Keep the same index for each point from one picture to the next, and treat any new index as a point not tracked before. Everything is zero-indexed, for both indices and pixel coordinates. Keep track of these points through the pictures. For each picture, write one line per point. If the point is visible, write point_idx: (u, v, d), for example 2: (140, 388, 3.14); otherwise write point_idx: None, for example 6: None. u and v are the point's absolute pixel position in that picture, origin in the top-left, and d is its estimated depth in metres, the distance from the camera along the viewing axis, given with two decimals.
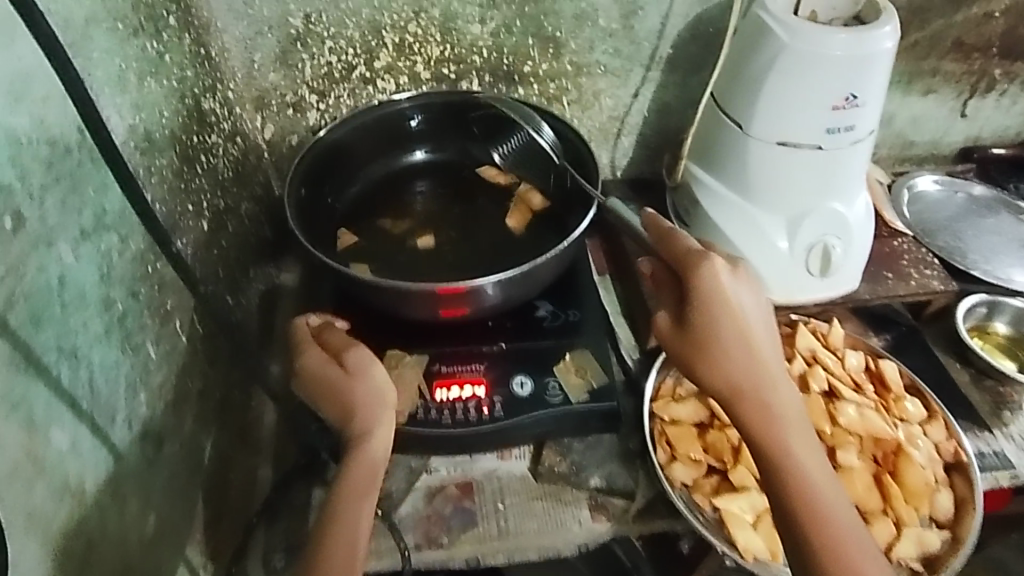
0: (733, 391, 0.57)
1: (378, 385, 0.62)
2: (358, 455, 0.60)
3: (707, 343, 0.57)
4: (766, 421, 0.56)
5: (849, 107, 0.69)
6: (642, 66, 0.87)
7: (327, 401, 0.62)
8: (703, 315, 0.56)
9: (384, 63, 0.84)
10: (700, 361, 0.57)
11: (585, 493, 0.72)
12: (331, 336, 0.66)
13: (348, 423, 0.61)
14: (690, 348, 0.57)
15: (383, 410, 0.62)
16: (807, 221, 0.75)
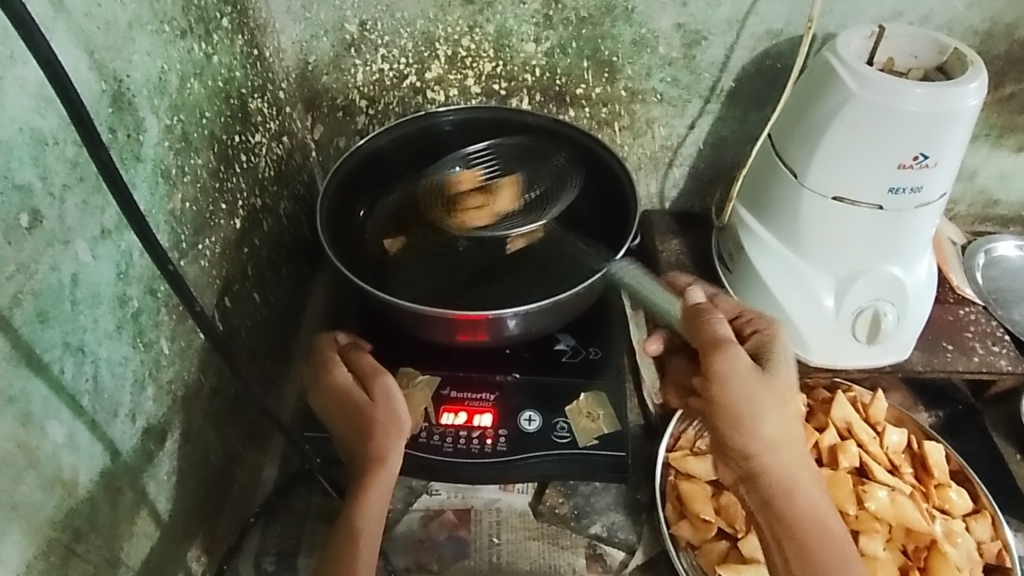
0: (779, 435, 0.60)
1: (399, 416, 0.63)
2: (369, 480, 0.60)
3: (775, 396, 0.60)
4: (790, 461, 0.60)
5: (918, 167, 0.63)
6: (700, 97, 0.83)
7: (346, 419, 0.64)
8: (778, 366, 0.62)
9: (435, 74, 0.83)
10: (766, 408, 0.60)
11: (584, 539, 0.69)
12: (361, 362, 0.67)
13: (365, 446, 0.62)
14: (765, 393, 0.60)
15: (399, 440, 0.62)
16: (858, 283, 0.70)
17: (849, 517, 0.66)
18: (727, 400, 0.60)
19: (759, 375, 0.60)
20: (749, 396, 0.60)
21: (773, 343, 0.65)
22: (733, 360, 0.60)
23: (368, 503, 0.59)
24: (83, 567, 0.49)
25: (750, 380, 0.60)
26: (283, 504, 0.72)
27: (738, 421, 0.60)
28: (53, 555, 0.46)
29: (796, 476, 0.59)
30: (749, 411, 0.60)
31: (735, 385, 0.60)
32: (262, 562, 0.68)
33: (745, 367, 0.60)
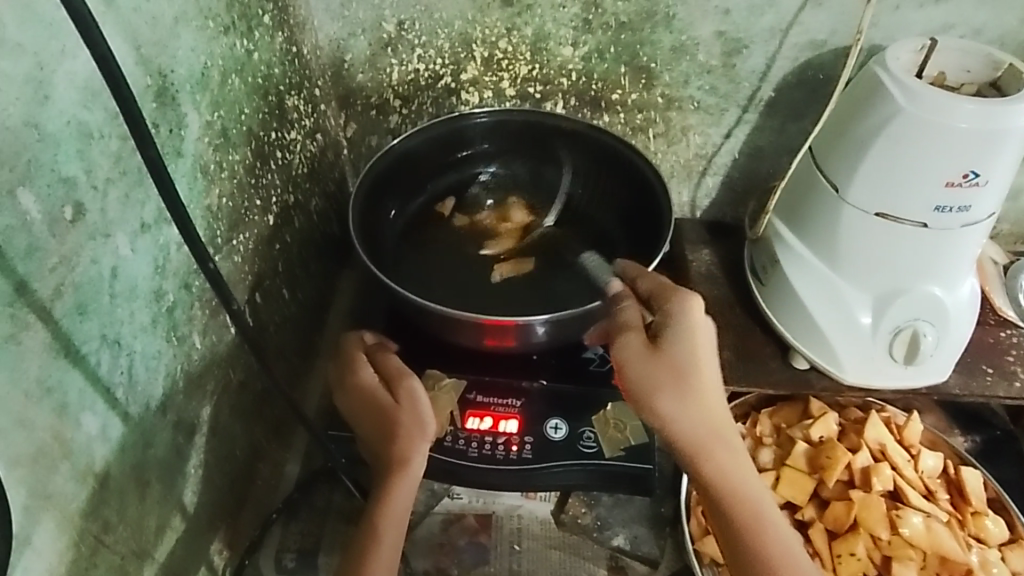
0: (683, 408, 0.54)
1: (424, 418, 0.62)
2: (393, 483, 0.60)
3: (675, 366, 0.54)
4: (701, 431, 0.54)
5: (966, 185, 0.62)
6: (738, 106, 0.82)
7: (370, 420, 0.64)
8: (674, 339, 0.54)
9: (470, 76, 0.83)
10: (665, 387, 0.53)
11: (605, 551, 0.68)
12: (387, 363, 0.67)
13: (389, 448, 0.62)
14: (657, 371, 0.53)
15: (422, 443, 0.61)
16: (897, 302, 0.68)
17: (881, 542, 0.64)
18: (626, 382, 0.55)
19: (652, 355, 0.54)
20: (646, 377, 0.54)
21: (680, 315, 0.55)
22: (628, 345, 0.55)
23: (391, 505, 0.59)
24: (111, 558, 0.50)
25: (640, 363, 0.54)
26: (304, 501, 0.72)
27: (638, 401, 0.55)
28: (81, 545, 0.46)
29: (707, 448, 0.54)
30: (644, 391, 0.54)
31: (630, 369, 0.54)
32: (283, 559, 0.68)
33: (635, 350, 0.55)
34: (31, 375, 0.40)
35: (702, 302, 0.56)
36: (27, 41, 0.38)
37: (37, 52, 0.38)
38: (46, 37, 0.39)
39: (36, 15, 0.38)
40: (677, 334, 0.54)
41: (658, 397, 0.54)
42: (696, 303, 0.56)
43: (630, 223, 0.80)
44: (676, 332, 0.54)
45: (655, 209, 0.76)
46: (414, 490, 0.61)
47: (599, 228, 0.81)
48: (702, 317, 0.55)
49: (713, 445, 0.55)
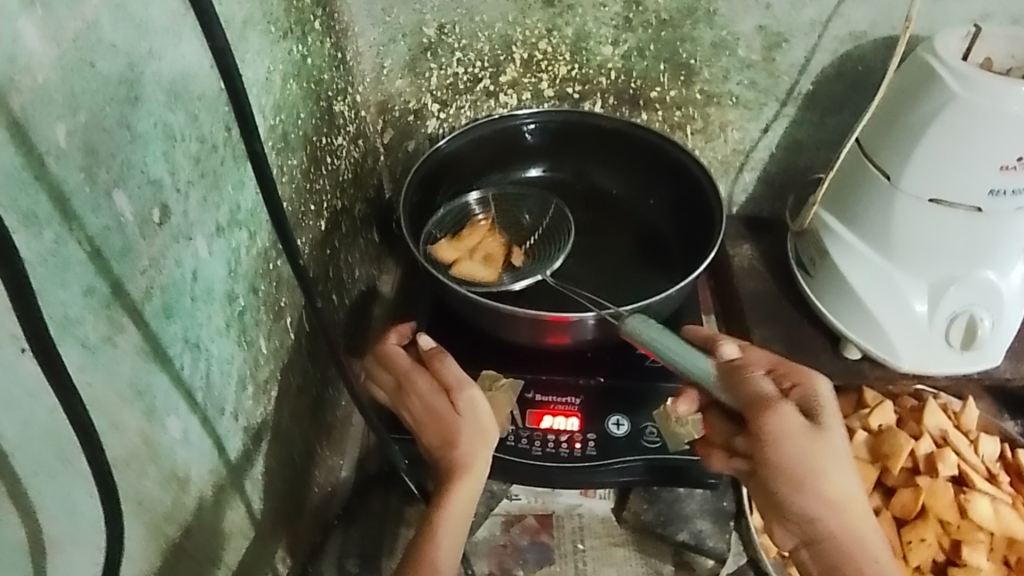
0: (835, 498, 0.54)
1: (485, 426, 0.61)
2: (458, 487, 0.59)
3: (832, 452, 0.53)
4: (845, 521, 0.54)
5: (1021, 168, 0.62)
6: (777, 100, 0.83)
7: (430, 427, 0.63)
8: (826, 423, 0.54)
9: (509, 78, 0.83)
10: (827, 467, 0.53)
11: (669, 547, 0.68)
12: (446, 369, 0.64)
13: (448, 454, 0.61)
14: (823, 452, 0.53)
15: (483, 449, 0.61)
16: (951, 289, 0.68)
17: (949, 526, 0.64)
18: (782, 458, 0.53)
19: (817, 433, 0.54)
20: (807, 460, 0.53)
21: (818, 394, 0.56)
22: (782, 417, 0.54)
23: (453, 509, 0.58)
24: (189, 563, 0.49)
25: (800, 437, 0.53)
26: (361, 506, 0.71)
27: (793, 482, 0.54)
28: (164, 550, 0.46)
29: (855, 538, 0.53)
30: (807, 475, 0.53)
31: (793, 448, 0.53)
32: (346, 564, 0.67)
33: (797, 426, 0.54)
34: (125, 376, 0.40)
35: (824, 378, 0.58)
36: (120, 41, 0.38)
37: (129, 52, 0.38)
38: (136, 38, 0.39)
39: (127, 16, 0.38)
40: (831, 415, 0.55)
41: (815, 477, 0.53)
42: (822, 381, 0.57)
43: (676, 220, 0.80)
44: (829, 410, 0.55)
45: (703, 202, 0.76)
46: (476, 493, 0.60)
47: (647, 224, 0.82)
48: (832, 398, 0.56)
49: (863, 535, 0.54)
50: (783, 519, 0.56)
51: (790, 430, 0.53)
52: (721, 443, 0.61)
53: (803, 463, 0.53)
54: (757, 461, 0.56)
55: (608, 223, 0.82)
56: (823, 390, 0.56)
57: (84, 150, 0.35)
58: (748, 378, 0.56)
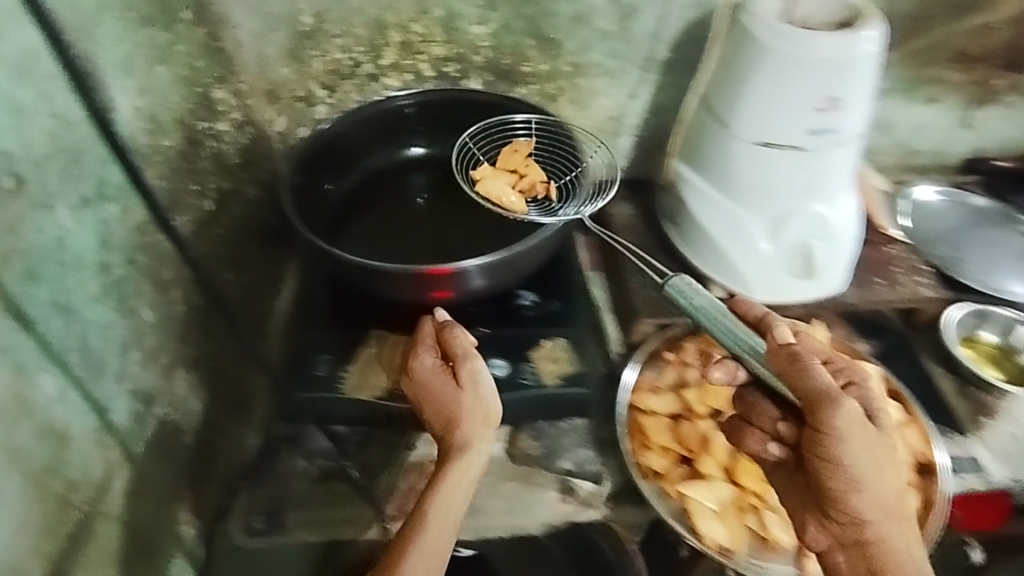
0: (887, 499, 0.61)
1: (486, 402, 0.65)
2: (455, 467, 0.62)
3: (882, 449, 0.60)
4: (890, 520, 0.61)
5: (831, 109, 0.69)
6: (638, 67, 0.90)
7: (429, 404, 0.65)
8: (883, 425, 0.62)
9: (389, 61, 0.88)
10: (875, 467, 0.60)
11: (554, 476, 0.74)
12: (452, 344, 0.67)
13: (449, 431, 0.64)
14: (881, 450, 0.60)
15: (484, 428, 0.63)
16: (789, 223, 0.76)
17: None
18: (840, 456, 0.60)
19: (870, 429, 0.59)
20: (858, 457, 0.59)
21: (868, 392, 0.63)
22: (850, 417, 0.58)
23: (449, 488, 0.61)
24: (78, 516, 0.53)
25: (858, 434, 0.59)
26: (268, 468, 0.75)
27: (851, 484, 0.60)
28: (49, 501, 0.49)
29: (903, 540, 0.61)
30: (862, 476, 0.60)
31: (855, 444, 0.59)
32: (253, 521, 0.71)
33: (856, 420, 0.58)
34: None
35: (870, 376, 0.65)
36: None
37: None
38: None
39: None
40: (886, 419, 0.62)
41: (862, 470, 0.60)
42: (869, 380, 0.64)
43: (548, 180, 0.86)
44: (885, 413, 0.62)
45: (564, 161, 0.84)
46: (473, 477, 0.63)
47: None
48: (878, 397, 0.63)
49: (899, 528, 0.61)
50: (831, 518, 0.63)
51: (852, 429, 0.58)
52: (765, 427, 0.69)
53: (862, 458, 0.59)
54: (811, 451, 0.62)
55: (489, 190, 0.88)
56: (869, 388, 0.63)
57: None
58: (806, 369, 0.60)
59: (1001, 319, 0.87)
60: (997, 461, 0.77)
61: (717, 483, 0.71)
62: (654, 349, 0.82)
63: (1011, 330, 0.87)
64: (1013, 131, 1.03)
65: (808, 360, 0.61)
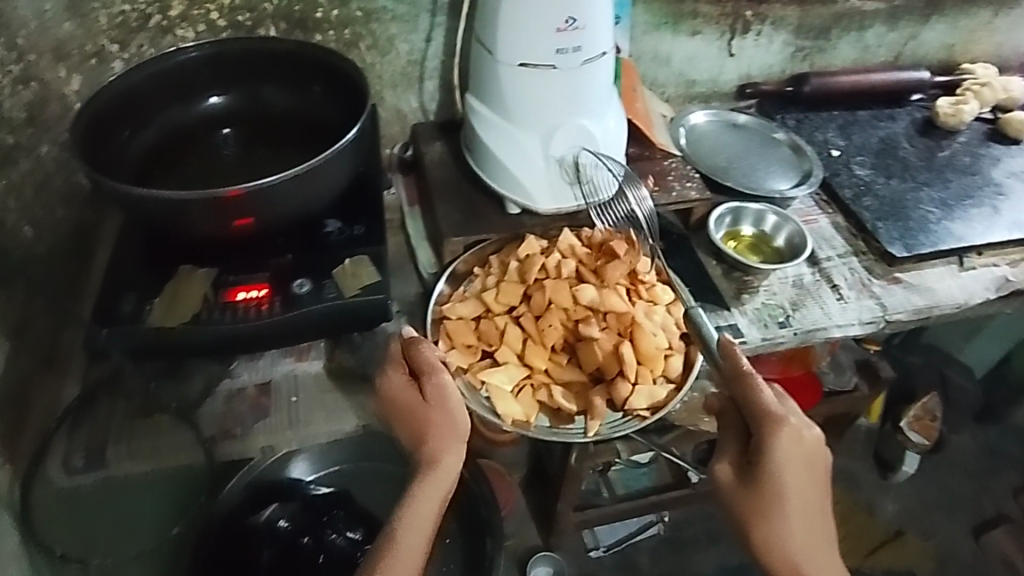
0: (786, 547, 0.67)
1: (454, 416, 0.70)
2: (426, 482, 0.68)
3: (770, 500, 0.65)
4: (818, 548, 0.68)
5: (570, 29, 0.80)
6: (427, 11, 0.98)
7: (405, 421, 0.72)
8: (769, 476, 0.65)
9: (178, 12, 0.91)
10: (763, 517, 0.66)
11: (372, 382, 0.81)
12: (416, 358, 0.73)
13: (421, 447, 0.70)
14: (750, 501, 0.66)
15: (451, 442, 0.70)
16: (557, 134, 0.86)
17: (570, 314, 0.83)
18: (732, 505, 0.68)
19: (748, 484, 0.67)
20: (736, 506, 0.68)
21: (773, 449, 0.64)
22: (733, 471, 0.68)
23: (424, 496, 0.68)
24: None
25: (732, 488, 0.68)
26: (87, 410, 0.77)
27: (748, 534, 0.68)
28: None
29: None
30: (748, 523, 0.67)
31: (731, 499, 0.68)
32: (72, 460, 0.73)
33: (730, 477, 0.68)
34: None
35: (784, 432, 0.64)
36: None
37: None
38: None
39: None
40: (773, 470, 0.65)
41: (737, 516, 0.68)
42: (780, 437, 0.64)
43: (342, 111, 0.89)
44: (772, 465, 0.65)
45: (355, 89, 0.87)
46: (446, 486, 0.69)
47: (323, 124, 0.91)
48: (783, 449, 0.64)
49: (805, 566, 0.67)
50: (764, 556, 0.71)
51: (730, 484, 0.68)
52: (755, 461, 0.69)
53: (738, 507, 0.67)
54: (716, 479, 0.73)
55: (291, 131, 0.92)
56: (771, 446, 0.64)
57: None
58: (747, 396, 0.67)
59: (754, 212, 1.02)
60: (749, 324, 0.90)
61: (512, 367, 0.81)
62: (463, 267, 0.90)
63: (763, 220, 1.02)
64: (771, 58, 1.19)
65: (751, 386, 0.66)
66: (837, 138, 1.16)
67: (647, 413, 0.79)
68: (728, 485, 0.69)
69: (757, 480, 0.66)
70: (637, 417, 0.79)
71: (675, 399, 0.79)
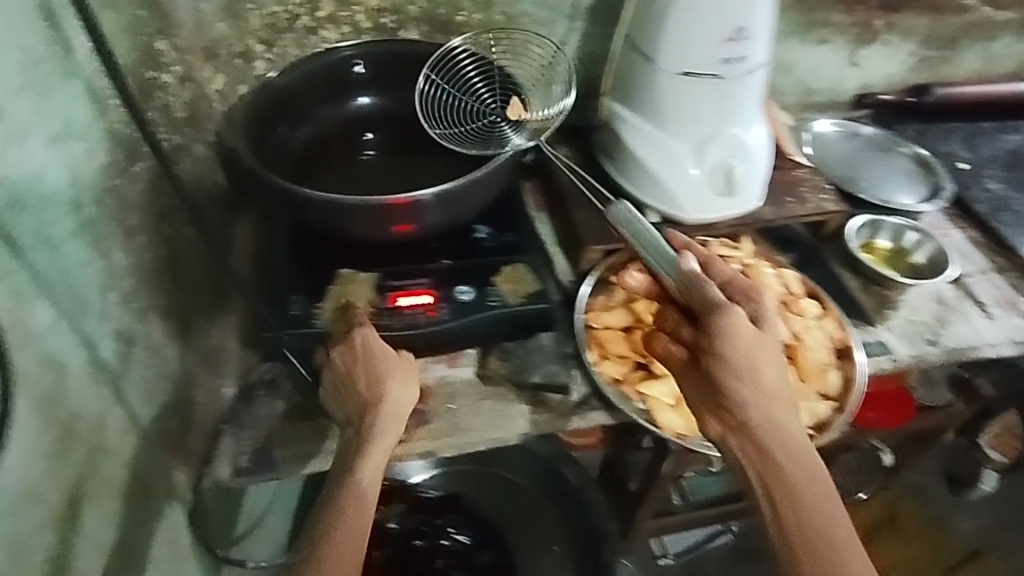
0: (772, 419, 0.62)
1: (410, 364, 0.71)
2: (385, 428, 0.67)
3: (734, 356, 0.64)
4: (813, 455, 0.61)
5: (738, 39, 0.78)
6: (565, 16, 0.97)
7: (361, 365, 0.69)
8: (744, 336, 0.64)
9: (326, 13, 0.90)
10: (755, 360, 0.64)
11: (527, 391, 0.81)
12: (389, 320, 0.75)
13: (372, 394, 0.68)
14: (734, 344, 0.64)
15: (404, 390, 0.69)
16: (710, 144, 0.85)
17: None
18: (725, 352, 0.64)
19: (758, 336, 0.65)
20: (732, 353, 0.64)
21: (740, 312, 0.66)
22: (744, 327, 0.65)
23: (378, 453, 0.65)
24: (82, 447, 0.54)
25: (730, 336, 0.64)
26: (247, 412, 0.76)
27: (739, 398, 0.63)
28: (53, 429, 0.51)
29: (813, 495, 0.59)
30: (747, 366, 0.64)
31: (733, 341, 0.64)
32: (240, 460, 0.73)
33: (739, 326, 0.64)
34: None
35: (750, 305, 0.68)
36: None
37: None
38: None
39: None
40: (735, 332, 0.64)
41: (734, 380, 0.64)
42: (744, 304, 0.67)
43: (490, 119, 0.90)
44: (727, 322, 0.65)
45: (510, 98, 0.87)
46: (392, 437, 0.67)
47: (469, 130, 0.91)
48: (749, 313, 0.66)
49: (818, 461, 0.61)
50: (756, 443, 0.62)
51: (725, 331, 0.64)
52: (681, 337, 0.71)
53: (726, 368, 0.64)
54: (704, 355, 0.66)
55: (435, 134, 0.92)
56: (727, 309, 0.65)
57: None
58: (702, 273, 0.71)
59: (892, 225, 1.00)
60: (897, 339, 0.88)
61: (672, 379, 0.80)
62: (605, 275, 0.88)
63: (901, 235, 1.00)
64: (894, 67, 1.17)
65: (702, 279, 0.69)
66: (963, 150, 1.13)
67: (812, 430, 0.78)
68: (743, 331, 0.64)
69: (732, 333, 0.64)
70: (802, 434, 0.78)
71: (841, 420, 0.78)
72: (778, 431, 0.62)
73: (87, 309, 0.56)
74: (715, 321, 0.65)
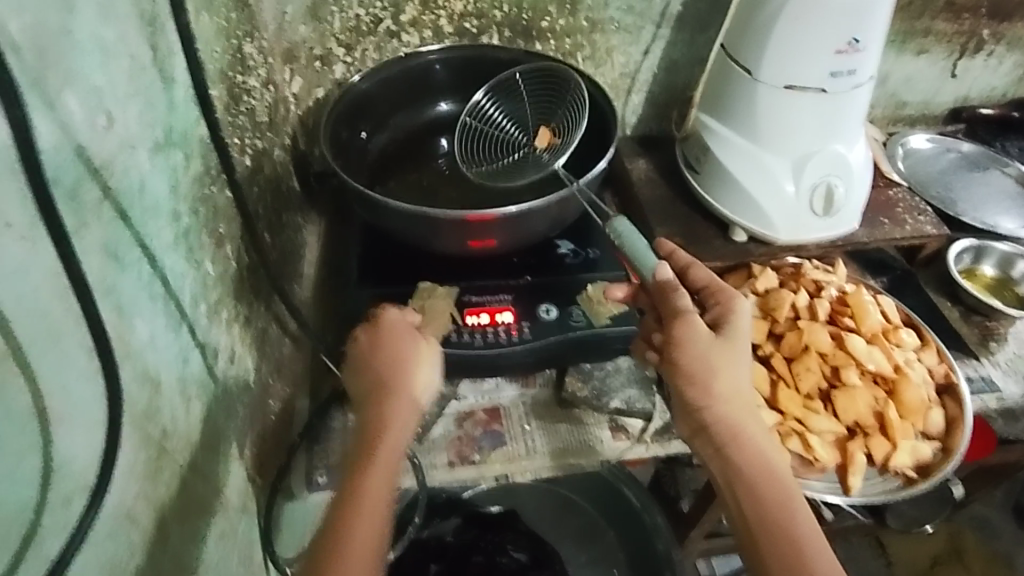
0: (738, 423, 0.60)
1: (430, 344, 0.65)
2: (391, 405, 0.59)
3: (704, 360, 0.59)
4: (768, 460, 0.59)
5: (851, 51, 0.74)
6: (653, 23, 0.93)
7: (376, 349, 0.63)
8: (709, 341, 0.60)
9: (409, 17, 0.88)
10: (721, 367, 0.59)
11: (606, 416, 0.77)
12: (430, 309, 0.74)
13: (385, 373, 0.61)
14: (716, 351, 0.60)
15: (428, 370, 0.63)
16: (810, 162, 0.80)
17: (826, 356, 0.78)
18: (686, 358, 0.60)
19: (719, 344, 0.60)
20: (708, 359, 0.59)
21: (733, 311, 0.63)
22: (700, 333, 0.60)
23: (393, 435, 0.58)
24: (173, 464, 0.53)
25: (702, 341, 0.60)
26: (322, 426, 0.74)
27: (706, 402, 0.59)
28: (148, 447, 0.49)
29: (768, 492, 0.57)
30: (705, 373, 0.59)
31: (698, 349, 0.60)
32: (314, 476, 0.71)
33: (703, 336, 0.60)
34: (95, 271, 0.43)
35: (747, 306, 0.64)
36: None
37: None
38: None
39: None
40: (695, 337, 0.60)
41: (701, 392, 0.60)
42: (740, 304, 0.64)
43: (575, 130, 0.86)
44: (687, 326, 0.60)
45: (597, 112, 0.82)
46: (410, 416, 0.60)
47: None
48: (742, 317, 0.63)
49: (757, 471, 0.58)
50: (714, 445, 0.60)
51: (693, 340, 0.60)
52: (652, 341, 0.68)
53: (684, 372, 0.60)
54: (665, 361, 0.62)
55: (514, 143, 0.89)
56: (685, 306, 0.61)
57: (38, 48, 0.38)
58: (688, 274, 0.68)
59: (1001, 252, 0.95)
60: (1006, 377, 0.82)
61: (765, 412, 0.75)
62: None
63: (1010, 263, 0.95)
64: (996, 81, 1.10)
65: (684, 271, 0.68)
66: None
67: (915, 474, 0.73)
68: (701, 338, 0.60)
69: (690, 340, 0.60)
70: (903, 476, 0.73)
71: (948, 462, 0.72)
72: (729, 437, 0.59)
73: (181, 323, 0.55)
74: (677, 324, 0.61)
